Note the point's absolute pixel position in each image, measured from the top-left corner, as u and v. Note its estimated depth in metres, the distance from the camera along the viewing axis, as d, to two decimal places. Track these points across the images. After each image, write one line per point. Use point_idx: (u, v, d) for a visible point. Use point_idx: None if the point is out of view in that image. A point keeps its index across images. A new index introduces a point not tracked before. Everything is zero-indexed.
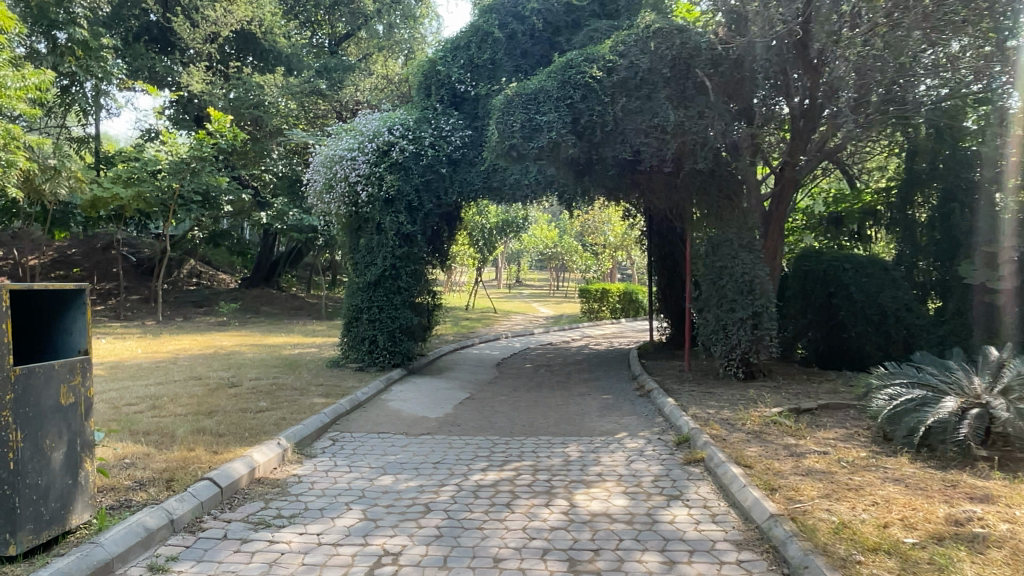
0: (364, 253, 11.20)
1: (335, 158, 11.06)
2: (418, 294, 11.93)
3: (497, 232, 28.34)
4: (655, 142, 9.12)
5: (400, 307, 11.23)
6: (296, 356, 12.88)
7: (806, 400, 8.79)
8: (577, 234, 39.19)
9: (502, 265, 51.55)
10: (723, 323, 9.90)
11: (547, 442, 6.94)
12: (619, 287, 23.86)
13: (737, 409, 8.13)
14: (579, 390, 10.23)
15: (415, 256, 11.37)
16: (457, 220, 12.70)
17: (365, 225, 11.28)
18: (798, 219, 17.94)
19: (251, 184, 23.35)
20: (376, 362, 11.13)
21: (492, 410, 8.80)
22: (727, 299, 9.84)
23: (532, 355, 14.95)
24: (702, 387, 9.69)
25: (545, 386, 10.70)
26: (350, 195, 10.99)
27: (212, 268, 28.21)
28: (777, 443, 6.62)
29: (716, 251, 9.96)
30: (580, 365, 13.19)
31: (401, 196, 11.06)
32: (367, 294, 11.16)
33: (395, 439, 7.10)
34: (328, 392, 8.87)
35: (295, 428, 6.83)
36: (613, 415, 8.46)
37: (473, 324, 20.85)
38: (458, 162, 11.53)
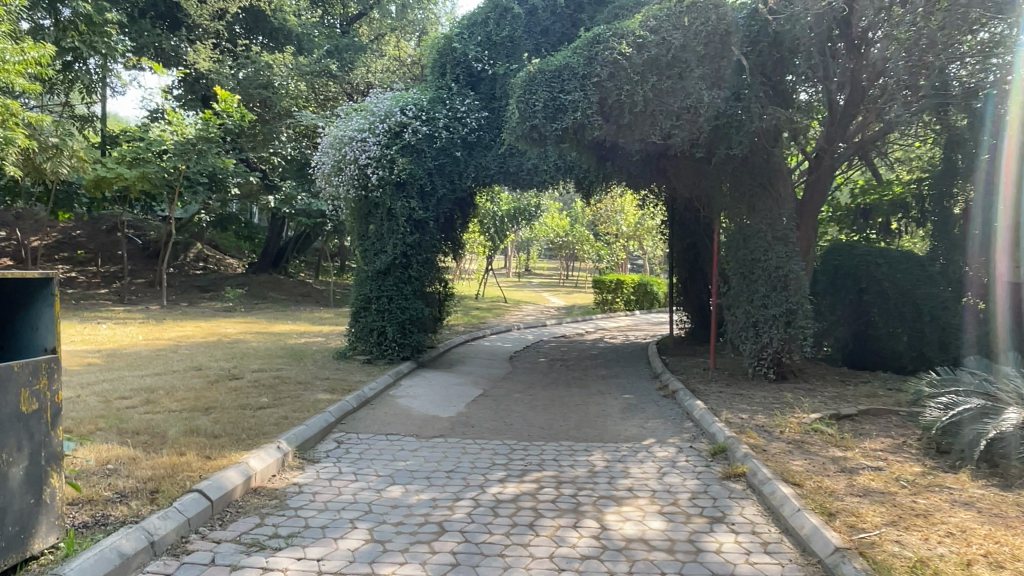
0: (374, 240, 10.62)
1: (344, 139, 10.46)
2: (430, 283, 11.37)
3: (509, 220, 27.77)
4: (687, 125, 8.49)
5: (411, 297, 10.68)
6: (301, 346, 12.36)
7: (845, 405, 8.21)
8: (589, 223, 38.56)
9: (512, 253, 51.00)
10: (754, 320, 9.31)
11: (569, 449, 6.39)
12: (634, 278, 23.25)
13: (772, 414, 7.55)
14: (599, 389, 9.66)
15: (427, 243, 10.80)
16: (471, 206, 12.13)
17: (374, 211, 10.69)
18: (823, 211, 17.27)
19: (258, 167, 22.81)
20: (385, 355, 10.59)
21: (508, 409, 8.25)
22: (758, 295, 9.25)
23: (546, 348, 14.40)
24: (731, 388, 9.11)
25: (562, 383, 10.15)
26: (360, 178, 10.38)
27: (219, 252, 27.76)
28: (823, 456, 6.05)
29: (748, 242, 9.40)
30: (597, 360, 12.62)
31: (414, 180, 10.47)
32: (376, 284, 10.59)
33: (405, 441, 6.55)
34: (333, 387, 8.34)
35: (296, 428, 6.28)
36: (637, 418, 7.90)
37: (484, 314, 20.30)
38: (473, 145, 11.01)
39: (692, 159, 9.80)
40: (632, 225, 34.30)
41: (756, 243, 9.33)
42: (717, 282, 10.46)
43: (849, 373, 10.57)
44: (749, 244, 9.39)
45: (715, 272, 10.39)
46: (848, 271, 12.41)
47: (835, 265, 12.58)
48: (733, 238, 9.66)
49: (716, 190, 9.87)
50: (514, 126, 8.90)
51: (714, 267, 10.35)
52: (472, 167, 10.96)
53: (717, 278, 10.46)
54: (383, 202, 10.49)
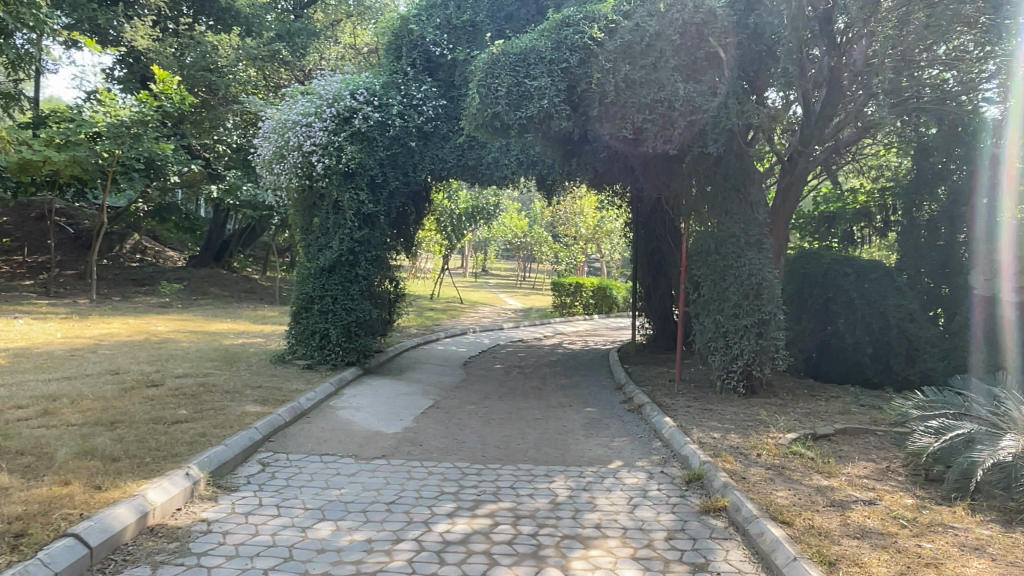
0: (318, 235, 9.75)
1: (287, 123, 9.59)
2: (379, 283, 10.54)
3: (467, 219, 27.00)
4: (660, 120, 7.85)
5: (358, 298, 9.84)
6: (237, 349, 11.39)
7: (820, 423, 7.70)
8: (547, 225, 38.01)
9: (469, 253, 50.25)
10: (723, 330, 8.77)
11: (527, 474, 5.68)
12: (593, 282, 22.72)
13: (746, 434, 6.97)
14: (558, 401, 8.98)
15: (376, 240, 9.97)
16: (425, 202, 11.33)
17: (319, 203, 9.83)
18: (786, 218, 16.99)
19: (202, 154, 21.58)
20: (328, 360, 9.72)
21: (460, 424, 7.51)
22: (729, 304, 8.70)
23: (502, 354, 13.69)
24: (699, 402, 8.53)
25: (519, 394, 9.45)
26: (304, 166, 9.53)
27: (159, 245, 26.34)
28: (807, 486, 5.47)
29: (718, 248, 8.85)
30: (556, 368, 11.96)
31: (364, 170, 9.66)
32: (320, 282, 9.72)
33: (341, 464, 5.76)
34: (265, 397, 7.48)
35: (213, 449, 5.44)
36: (600, 435, 7.25)
37: (438, 316, 19.51)
38: (429, 136, 10.24)
39: (663, 157, 9.21)
40: (591, 227, 33.89)
41: (728, 248, 8.78)
42: (684, 289, 9.89)
43: (818, 387, 10.13)
44: (720, 250, 8.84)
45: (683, 279, 9.82)
46: (816, 280, 12.01)
47: (801, 274, 12.21)
48: (703, 243, 9.10)
49: (686, 191, 9.30)
50: (475, 115, 8.17)
51: (682, 273, 9.78)
52: (427, 159, 10.19)
53: (685, 284, 9.89)
54: (329, 193, 9.64)
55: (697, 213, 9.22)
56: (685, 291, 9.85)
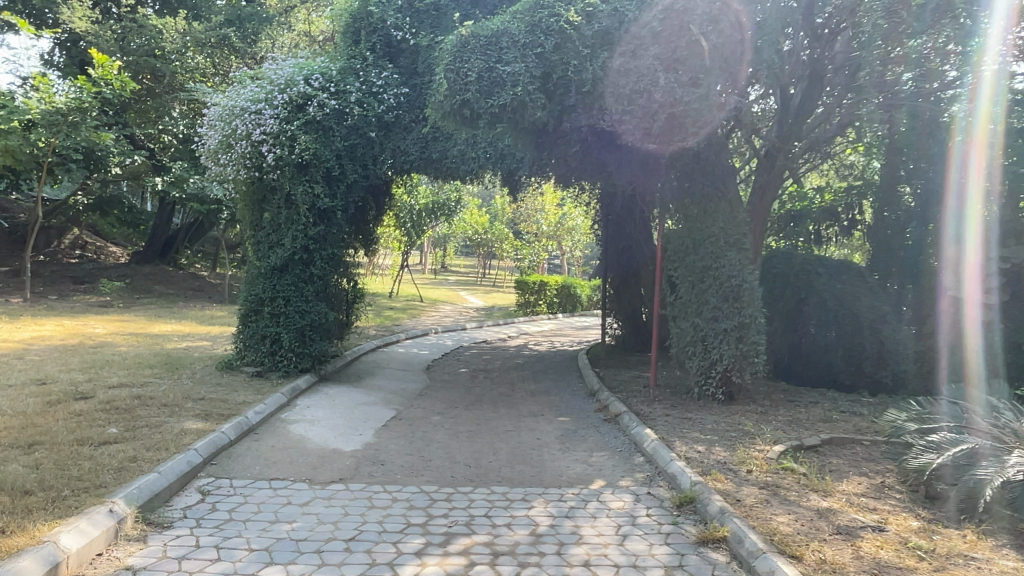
0: (269, 231, 9.03)
1: (235, 110, 8.87)
2: (335, 283, 9.85)
3: (427, 215, 26.30)
4: (640, 111, 7.36)
5: (312, 300, 9.13)
6: (181, 354, 10.57)
7: (805, 433, 7.32)
8: (509, 221, 37.49)
9: (428, 250, 49.43)
10: (702, 334, 8.34)
11: (503, 499, 5.13)
12: (557, 280, 22.26)
13: (732, 448, 6.54)
14: (529, 410, 8.44)
15: (333, 237, 9.30)
16: (385, 197, 10.69)
17: (271, 196, 9.11)
18: None
19: (146, 145, 20.44)
20: (280, 367, 9.00)
21: (425, 438, 6.92)
22: (708, 306, 8.28)
23: (466, 356, 13.10)
24: (677, 411, 8.09)
25: (487, 402, 8.88)
26: (254, 156, 8.81)
27: (101, 240, 24.98)
28: (808, 509, 5.04)
29: (698, 248, 8.43)
30: (523, 372, 11.44)
31: (318, 161, 8.98)
32: (271, 283, 8.99)
33: (293, 491, 5.12)
34: (208, 412, 6.76)
35: (145, 478, 4.78)
36: (577, 449, 6.74)
37: (398, 315, 18.81)
38: (390, 126, 9.64)
39: (639, 152, 8.74)
40: (552, 223, 33.51)
41: (707, 248, 8.35)
42: (659, 289, 9.44)
43: (795, 391, 9.80)
44: (699, 249, 8.41)
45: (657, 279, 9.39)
46: (788, 280, 11.70)
47: (772, 275, 11.77)
48: (681, 241, 8.66)
49: (662, 187, 8.86)
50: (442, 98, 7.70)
51: (657, 273, 9.34)
52: (388, 151, 9.57)
53: (659, 285, 9.45)
54: (281, 186, 8.93)
55: (675, 211, 8.77)
56: (659, 292, 9.41)
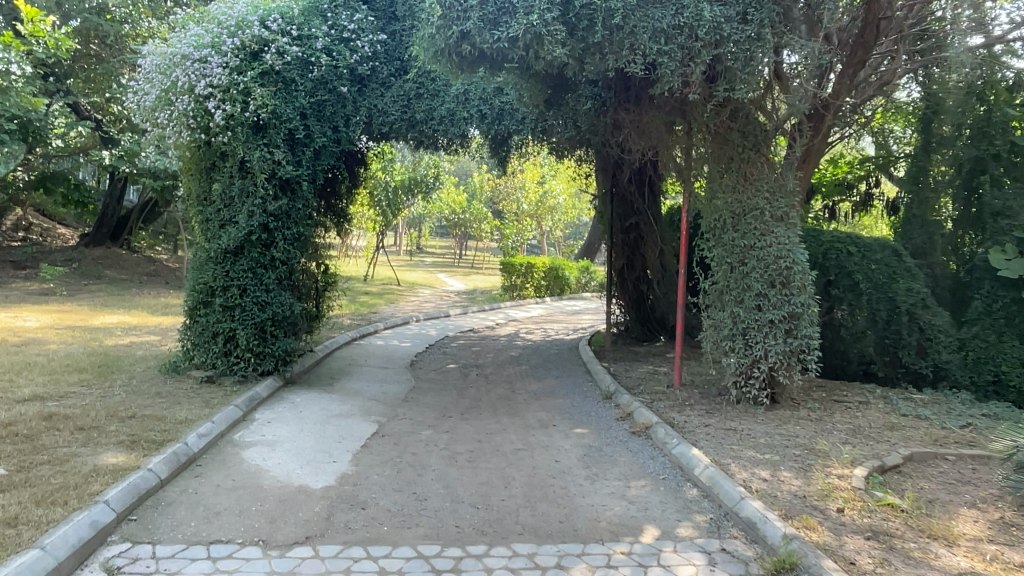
0: (220, 207, 7.45)
1: (176, 58, 7.29)
2: (303, 268, 8.26)
3: (403, 192, 24.69)
4: (679, 52, 5.94)
5: (274, 290, 7.54)
6: (120, 354, 8.97)
7: (880, 447, 6.02)
8: (489, 200, 35.99)
9: (403, 231, 47.73)
10: (743, 326, 6.99)
11: (534, 568, 3.73)
12: (544, 262, 20.82)
13: (804, 474, 5.21)
14: (537, 419, 7.04)
15: (298, 214, 7.72)
16: (359, 166, 9.10)
17: (221, 163, 7.50)
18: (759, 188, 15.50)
19: (93, 115, 18.54)
20: (235, 370, 7.43)
21: (416, 463, 5.49)
22: (750, 293, 6.92)
23: (453, 348, 11.65)
24: (717, 419, 6.73)
25: (485, 409, 7.46)
26: (199, 115, 7.23)
27: (48, 222, 23.00)
28: (945, 574, 3.71)
29: (738, 222, 7.06)
30: (521, 368, 10.02)
31: (278, 121, 7.40)
32: (223, 269, 7.39)
33: (241, 562, 3.66)
34: (135, 438, 5.24)
35: (21, 560, 3.29)
36: (610, 475, 5.38)
37: (374, 301, 17.26)
38: (364, 80, 8.11)
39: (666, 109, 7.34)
40: (533, 202, 31.92)
41: (749, 223, 6.98)
42: (684, 272, 8.07)
43: (838, 389, 8.52)
44: (739, 225, 7.05)
45: (682, 260, 8.01)
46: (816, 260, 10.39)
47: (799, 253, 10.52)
48: (716, 216, 7.28)
49: (691, 151, 7.48)
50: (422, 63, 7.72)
51: (682, 254, 7.97)
52: (363, 110, 8.00)
53: (685, 267, 8.08)
54: (234, 151, 7.35)
55: (709, 179, 7.39)
56: (685, 276, 8.04)
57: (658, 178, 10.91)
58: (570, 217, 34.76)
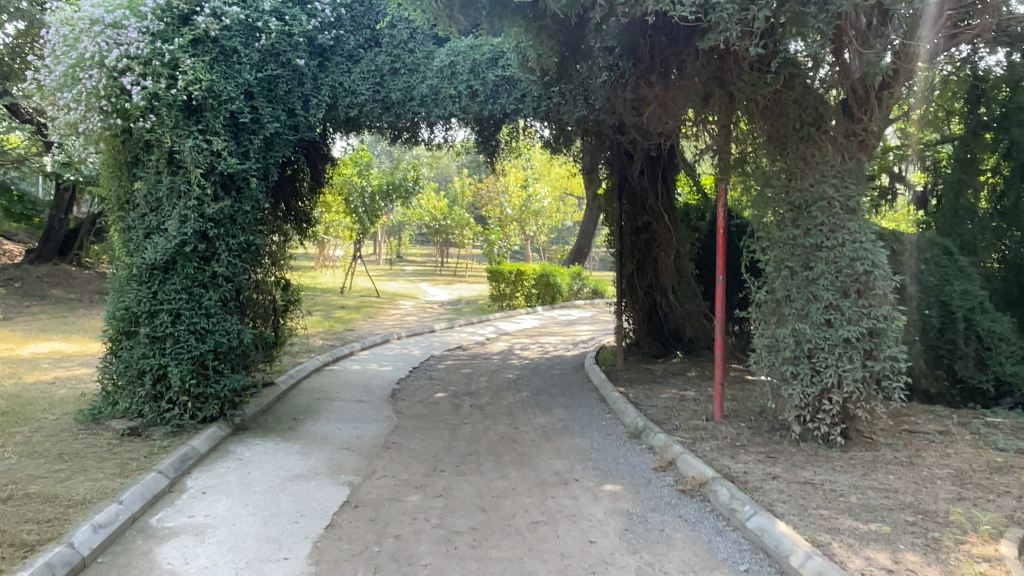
0: (145, 212, 5.88)
1: (81, 24, 5.69)
2: (257, 284, 6.70)
3: (381, 198, 23.08)
4: None
5: (215, 314, 5.98)
6: (34, 395, 7.32)
7: (1009, 505, 4.60)
8: (471, 205, 34.48)
9: (382, 240, 46.01)
10: (809, 347, 5.56)
11: None
12: (535, 269, 19.33)
13: (939, 559, 3.77)
14: (554, 471, 5.54)
15: (245, 218, 6.18)
16: (323, 162, 7.57)
17: (143, 156, 5.93)
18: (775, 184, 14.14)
19: (35, 119, 16.76)
20: (167, 420, 5.83)
21: (400, 555, 3.98)
22: (818, 305, 5.49)
23: (441, 371, 10.12)
24: (784, 467, 5.28)
25: (486, 456, 5.96)
26: (113, 95, 5.69)
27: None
28: None
29: (800, 216, 5.63)
30: (521, 396, 8.53)
31: (216, 101, 5.88)
32: (149, 290, 5.81)
33: None
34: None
35: None
36: (670, 564, 3.90)
37: (351, 317, 15.66)
38: (327, 53, 6.59)
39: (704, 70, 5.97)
40: (517, 206, 30.30)
41: (813, 217, 5.56)
42: (723, 280, 6.62)
43: (905, 416, 7.11)
44: (800, 219, 5.63)
45: (720, 265, 6.58)
46: None
47: None
48: (769, 209, 5.85)
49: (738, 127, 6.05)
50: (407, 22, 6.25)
51: (720, 256, 6.55)
52: (325, 88, 6.47)
53: (723, 274, 6.64)
54: (159, 141, 5.81)
55: (760, 165, 5.97)
56: (725, 284, 6.60)
57: (674, 167, 9.59)
58: (556, 222, 33.32)
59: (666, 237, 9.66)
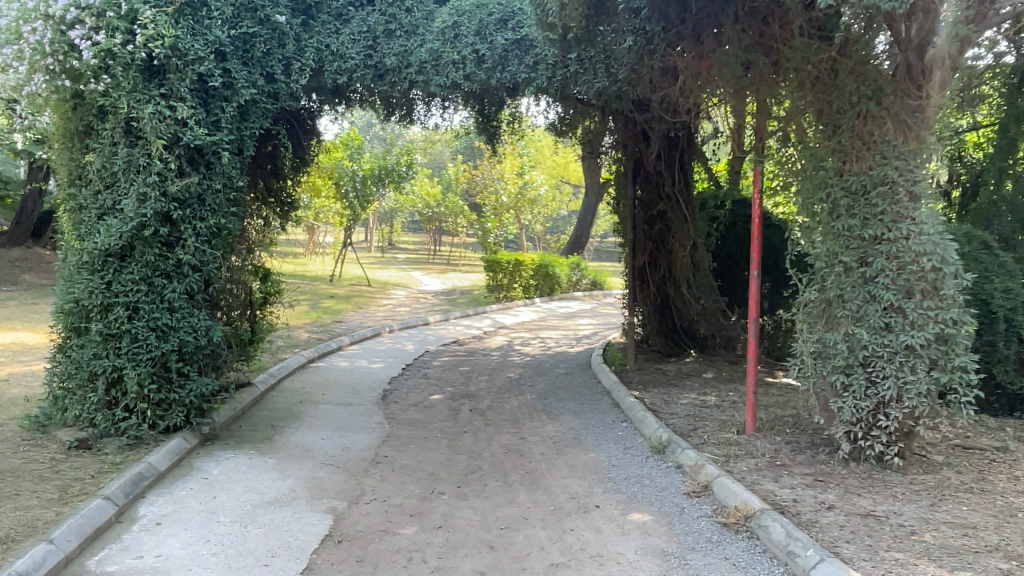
0: (98, 189, 5.07)
1: None
2: (231, 274, 5.90)
3: (373, 183, 22.17)
4: None
5: (179, 308, 5.18)
6: None
7: None
8: (465, 192, 33.58)
9: (374, 227, 45.04)
10: (864, 354, 4.83)
11: None
12: (533, 259, 18.52)
13: None
14: (569, 495, 4.78)
15: (216, 198, 5.37)
16: (307, 138, 6.79)
17: (96, 124, 5.09)
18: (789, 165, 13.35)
19: None
20: (123, 430, 5.07)
21: None
22: (876, 306, 4.77)
23: (436, 369, 9.35)
24: (838, 495, 4.55)
25: (491, 475, 5.20)
26: (61, 52, 4.84)
27: None
28: None
29: (856, 203, 4.88)
30: (525, 399, 7.77)
31: (181, 61, 5.08)
32: (102, 280, 5.01)
33: None
34: None
35: None
36: None
37: (340, 308, 14.83)
38: (313, 11, 5.80)
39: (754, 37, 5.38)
40: (512, 194, 29.32)
41: (872, 204, 4.82)
42: (757, 276, 5.82)
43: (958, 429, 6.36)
44: (856, 207, 4.88)
45: (754, 259, 5.78)
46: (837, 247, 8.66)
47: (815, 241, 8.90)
48: (819, 194, 5.08)
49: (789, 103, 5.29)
50: None
51: (754, 250, 5.75)
52: (310, 50, 5.67)
53: (757, 269, 5.84)
54: (115, 106, 4.99)
55: (807, 145, 5.20)
56: (759, 281, 5.80)
57: (691, 150, 8.84)
58: (552, 211, 32.48)
59: (682, 226, 8.90)
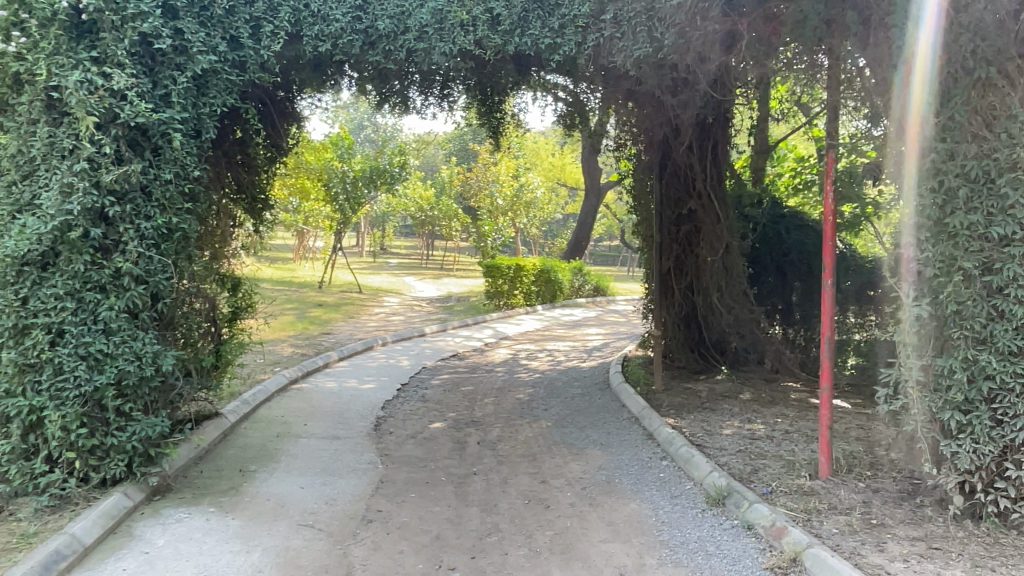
0: (13, 179, 3.97)
1: None
2: (190, 286, 4.81)
3: (364, 184, 21.03)
4: None
5: (116, 330, 4.09)
6: None
7: None
8: (459, 196, 32.48)
9: (365, 232, 43.85)
10: (988, 388, 3.80)
11: None
12: (534, 264, 17.45)
13: None
14: (616, 570, 3.71)
15: (166, 191, 4.28)
16: (282, 120, 5.71)
17: (9, 97, 4.01)
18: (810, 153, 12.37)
19: None
20: (43, 488, 4.00)
21: None
22: (1007, 326, 3.74)
23: (436, 390, 8.26)
24: (968, 572, 3.50)
25: (512, 538, 4.12)
26: None
27: None
28: None
29: (978, 194, 3.83)
30: (541, 427, 6.69)
31: (118, 16, 4.03)
32: (15, 296, 3.93)
33: None
34: None
35: None
36: None
37: (329, 318, 13.70)
38: None
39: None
40: (508, 197, 28.09)
41: (1000, 195, 3.77)
42: (831, 285, 4.76)
43: None
44: (976, 199, 3.83)
45: (828, 264, 4.72)
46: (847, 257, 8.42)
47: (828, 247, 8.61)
48: (925, 184, 4.02)
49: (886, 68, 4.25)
50: None
51: (829, 253, 4.69)
52: (285, 7, 4.61)
53: (831, 277, 4.78)
54: (32, 73, 3.93)
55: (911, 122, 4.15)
56: (834, 291, 4.74)
57: (725, 141, 7.83)
58: (549, 214, 31.44)
59: (713, 227, 7.89)
